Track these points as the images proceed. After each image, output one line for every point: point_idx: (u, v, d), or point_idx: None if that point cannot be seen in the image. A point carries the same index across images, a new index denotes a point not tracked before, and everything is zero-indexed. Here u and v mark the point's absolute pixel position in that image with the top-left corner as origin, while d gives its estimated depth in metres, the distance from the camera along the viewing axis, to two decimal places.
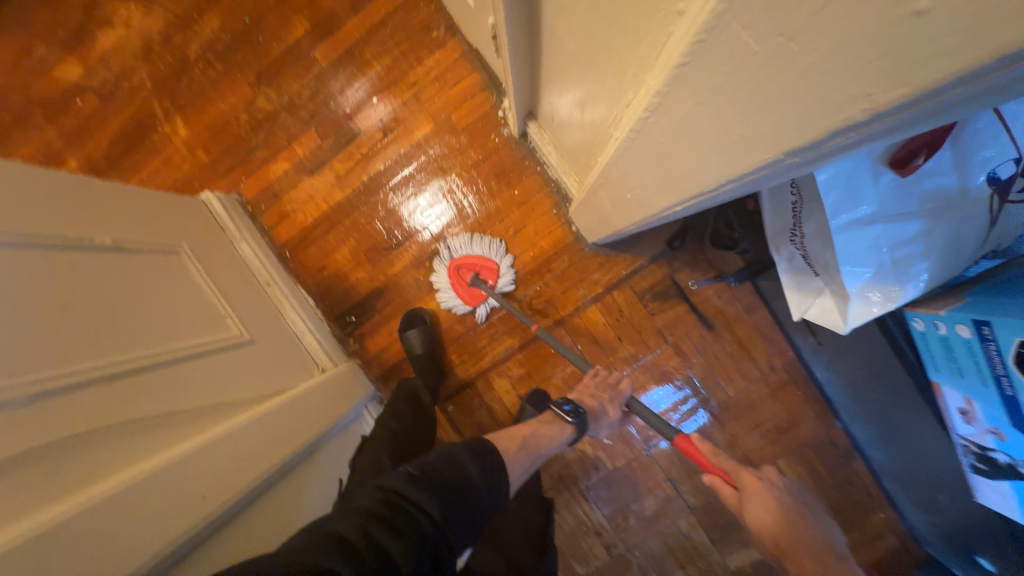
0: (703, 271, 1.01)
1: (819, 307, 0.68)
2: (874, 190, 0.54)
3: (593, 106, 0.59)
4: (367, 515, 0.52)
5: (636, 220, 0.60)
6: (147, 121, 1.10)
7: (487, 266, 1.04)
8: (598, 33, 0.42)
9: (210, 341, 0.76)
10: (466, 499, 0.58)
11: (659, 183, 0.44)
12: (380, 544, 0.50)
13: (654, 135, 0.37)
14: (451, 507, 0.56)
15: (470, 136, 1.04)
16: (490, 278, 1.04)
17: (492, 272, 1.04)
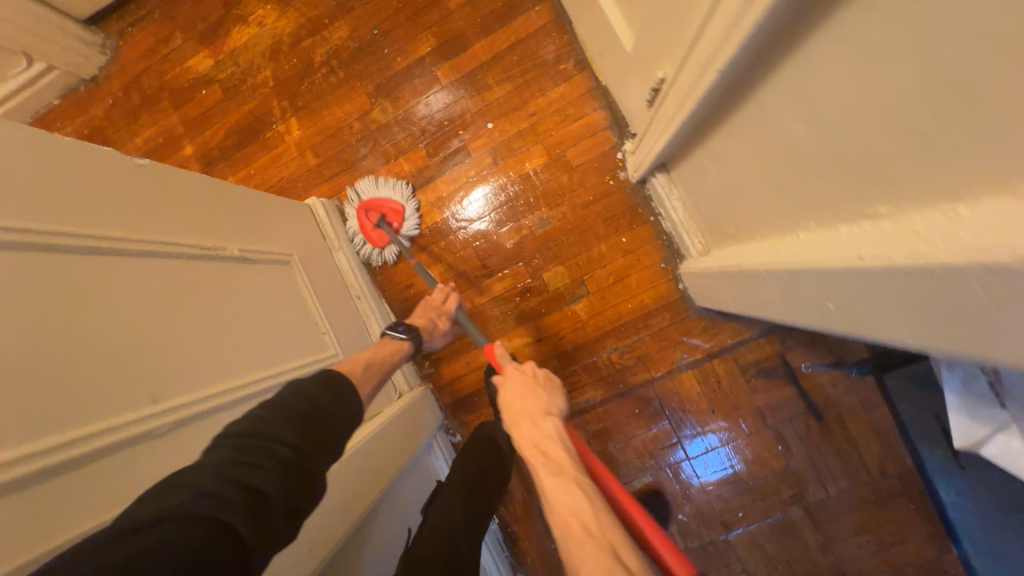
0: (818, 354, 0.92)
1: (998, 444, 0.59)
2: None
3: (783, 193, 0.53)
4: (223, 463, 0.43)
5: (805, 320, 0.54)
6: (264, 119, 1.12)
7: (391, 207, 1.03)
8: (872, 139, 0.36)
9: (313, 362, 0.75)
10: (325, 427, 0.52)
11: (903, 313, 0.38)
12: (252, 488, 0.42)
13: (932, 286, 0.32)
14: (311, 428, 0.51)
15: (582, 175, 1.00)
16: (394, 220, 1.03)
17: (397, 215, 1.03)
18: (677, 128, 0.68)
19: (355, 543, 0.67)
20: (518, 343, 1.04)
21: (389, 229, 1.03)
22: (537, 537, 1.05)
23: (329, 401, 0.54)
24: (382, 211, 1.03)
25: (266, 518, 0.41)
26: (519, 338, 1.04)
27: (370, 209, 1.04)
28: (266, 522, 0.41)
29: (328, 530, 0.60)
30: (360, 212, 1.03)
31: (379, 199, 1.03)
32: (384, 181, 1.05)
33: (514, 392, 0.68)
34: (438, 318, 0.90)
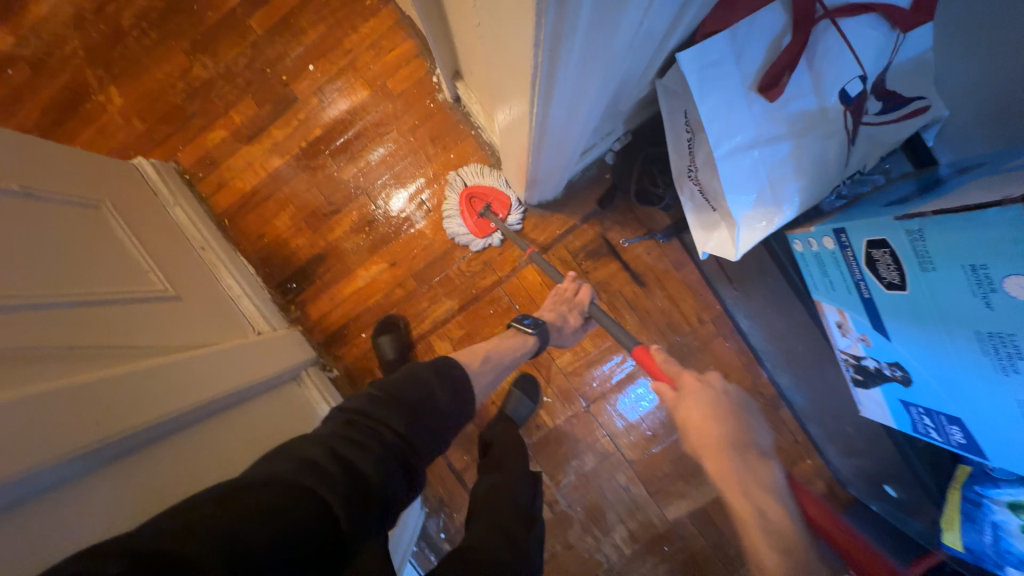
0: (633, 229, 1.05)
1: (716, 239, 0.71)
2: (749, 115, 0.58)
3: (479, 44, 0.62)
4: (332, 437, 0.54)
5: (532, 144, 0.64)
6: (79, 90, 1.10)
7: (498, 199, 1.03)
8: None
9: (127, 290, 0.77)
10: (425, 416, 0.61)
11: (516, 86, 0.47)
12: (353, 466, 0.51)
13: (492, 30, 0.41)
14: (411, 420, 0.59)
15: (405, 102, 1.06)
16: (500, 211, 1.03)
17: (502, 206, 1.03)
18: (431, 22, 0.76)
19: (194, 436, 0.70)
20: (377, 270, 1.10)
21: (497, 219, 1.02)
22: None
23: (441, 394, 0.64)
24: (488, 199, 1.03)
25: (365, 504, 0.49)
26: (378, 265, 1.10)
27: (475, 197, 1.03)
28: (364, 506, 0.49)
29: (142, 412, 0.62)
30: (466, 201, 1.03)
31: (486, 188, 1.03)
32: (487, 170, 1.04)
33: (695, 415, 0.57)
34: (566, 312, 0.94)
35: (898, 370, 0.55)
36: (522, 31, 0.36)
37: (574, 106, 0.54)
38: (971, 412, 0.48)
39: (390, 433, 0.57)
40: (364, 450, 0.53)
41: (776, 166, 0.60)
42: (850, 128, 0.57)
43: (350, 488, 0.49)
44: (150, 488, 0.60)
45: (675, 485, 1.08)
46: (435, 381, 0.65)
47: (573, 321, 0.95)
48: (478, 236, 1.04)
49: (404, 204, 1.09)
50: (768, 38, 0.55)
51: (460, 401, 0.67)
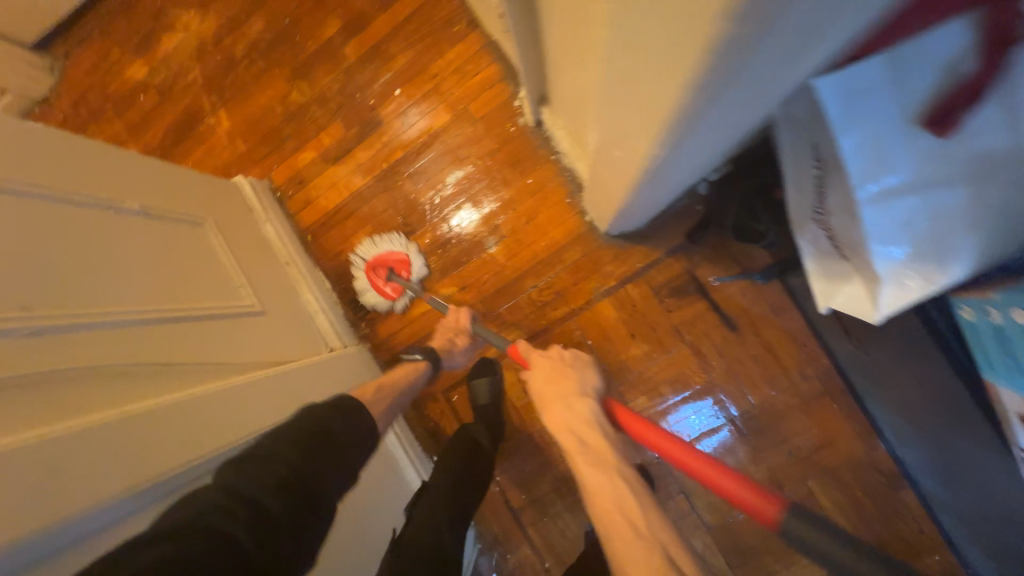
0: (726, 267, 0.94)
1: (847, 294, 0.60)
2: (905, 152, 0.49)
3: (581, 68, 0.57)
4: (231, 478, 0.52)
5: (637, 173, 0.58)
6: (196, 114, 1.21)
7: (397, 259, 1.08)
8: None
9: (221, 306, 0.80)
10: (335, 452, 0.61)
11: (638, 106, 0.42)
12: (260, 503, 0.51)
13: (621, 50, 0.37)
14: (319, 458, 0.59)
15: (486, 126, 1.05)
16: (404, 271, 1.07)
17: (403, 265, 1.07)
18: (524, 50, 0.74)
19: None
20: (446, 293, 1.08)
21: (401, 279, 1.06)
22: None
23: (338, 427, 0.64)
24: (389, 265, 1.08)
25: (273, 535, 0.50)
26: (446, 288, 1.08)
27: (378, 266, 1.09)
28: (271, 542, 0.50)
29: (219, 433, 0.63)
30: (370, 273, 1.08)
31: (383, 254, 1.08)
32: (381, 239, 1.10)
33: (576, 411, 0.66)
34: (454, 338, 0.99)
35: None
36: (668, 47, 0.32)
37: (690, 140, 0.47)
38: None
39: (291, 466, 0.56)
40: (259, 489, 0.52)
41: (943, 217, 0.49)
42: None
43: (255, 530, 0.49)
44: None
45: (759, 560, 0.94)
46: (331, 412, 0.65)
47: (462, 343, 1.01)
48: (394, 299, 1.09)
49: (472, 219, 1.07)
50: (942, 60, 0.44)
51: (362, 425, 0.67)
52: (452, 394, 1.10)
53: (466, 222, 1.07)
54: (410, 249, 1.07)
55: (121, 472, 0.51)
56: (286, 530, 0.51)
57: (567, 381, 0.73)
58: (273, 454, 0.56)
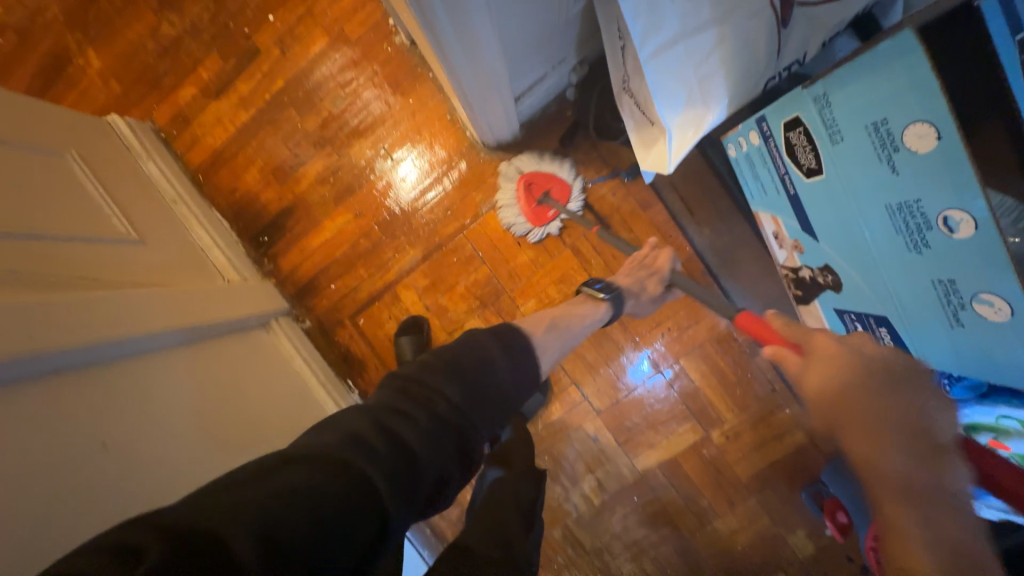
0: (597, 170, 1.00)
1: (653, 155, 0.66)
2: (675, 6, 0.51)
3: None
4: (377, 410, 0.48)
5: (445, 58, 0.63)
6: (62, 55, 1.14)
7: (558, 185, 0.98)
8: None
9: (86, 231, 0.81)
10: (482, 384, 0.55)
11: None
12: (401, 442, 0.45)
13: None
14: (472, 390, 0.53)
15: (364, 48, 1.05)
16: (560, 198, 0.98)
17: (563, 191, 0.98)
18: None
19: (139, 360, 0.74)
20: (344, 220, 1.11)
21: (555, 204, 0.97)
22: None
23: (502, 363, 0.59)
24: (546, 187, 0.98)
25: (413, 490, 0.44)
26: (343, 215, 1.11)
27: (533, 183, 0.99)
28: (413, 490, 0.44)
29: (71, 334, 0.66)
30: (524, 188, 0.98)
31: (543, 175, 0.98)
32: (544, 158, 0.99)
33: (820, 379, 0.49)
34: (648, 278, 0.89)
35: (829, 273, 0.55)
36: None
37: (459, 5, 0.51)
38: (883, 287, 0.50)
39: (445, 402, 0.51)
40: (411, 426, 0.47)
41: (702, 61, 0.55)
42: (779, 10, 0.51)
43: (395, 476, 0.43)
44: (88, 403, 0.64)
45: (644, 436, 1.05)
46: (491, 343, 0.60)
47: (652, 288, 0.90)
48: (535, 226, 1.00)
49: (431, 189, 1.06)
50: None
51: (523, 369, 0.61)
52: (359, 317, 1.14)
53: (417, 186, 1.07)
54: (574, 180, 0.98)
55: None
56: (434, 477, 0.47)
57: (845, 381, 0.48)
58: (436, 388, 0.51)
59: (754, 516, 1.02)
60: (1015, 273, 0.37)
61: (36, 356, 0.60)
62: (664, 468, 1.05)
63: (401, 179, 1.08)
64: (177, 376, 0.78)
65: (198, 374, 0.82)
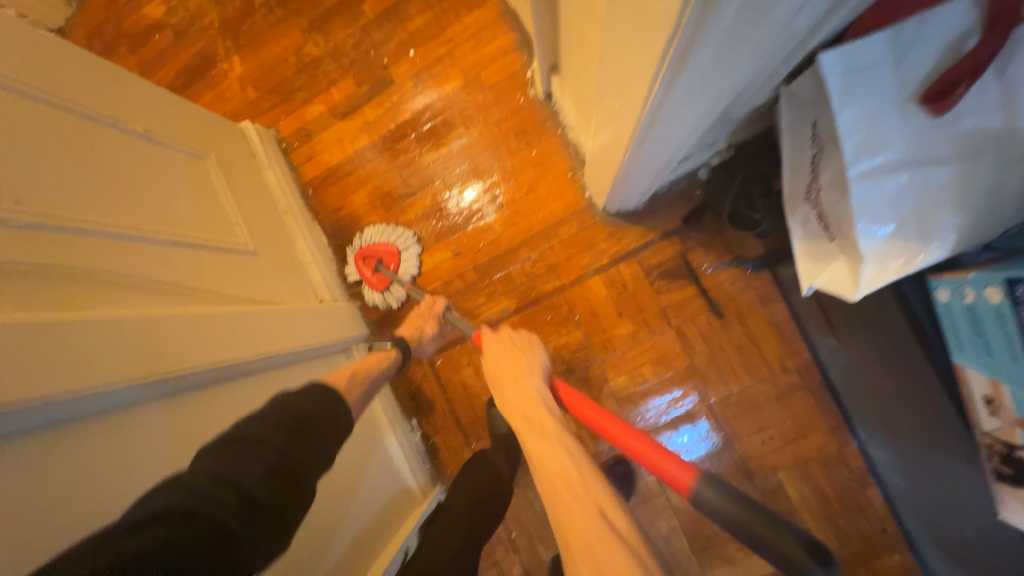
0: (718, 254, 0.95)
1: (829, 274, 0.61)
2: (901, 132, 0.50)
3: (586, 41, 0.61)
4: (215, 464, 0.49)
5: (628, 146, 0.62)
6: (210, 57, 1.21)
7: (389, 252, 1.09)
8: None
9: (216, 240, 0.82)
10: (307, 429, 0.59)
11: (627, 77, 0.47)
12: (246, 489, 0.48)
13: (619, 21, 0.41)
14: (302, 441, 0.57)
15: (496, 95, 1.06)
16: (393, 263, 1.08)
17: (392, 257, 1.08)
18: (540, 14, 0.74)
19: (244, 381, 0.73)
20: (441, 257, 1.09)
21: (389, 270, 1.07)
22: (460, 451, 1.08)
23: (317, 415, 0.62)
24: (378, 255, 1.09)
25: (260, 518, 0.48)
26: (442, 252, 1.09)
27: (367, 256, 1.09)
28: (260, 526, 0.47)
29: (196, 349, 0.64)
30: (358, 261, 1.08)
31: (378, 246, 1.09)
32: (389, 229, 1.10)
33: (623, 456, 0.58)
34: (423, 326, 0.98)
35: None
36: (639, 25, 0.37)
37: (689, 105, 0.48)
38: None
39: (272, 448, 0.53)
40: (251, 475, 0.49)
41: (930, 197, 0.50)
42: None
43: (237, 517, 0.45)
44: (204, 426, 0.63)
45: (721, 547, 0.96)
46: (308, 401, 0.63)
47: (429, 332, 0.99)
48: (379, 292, 1.09)
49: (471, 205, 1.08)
50: (949, 37, 0.46)
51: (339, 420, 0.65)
52: (437, 357, 1.10)
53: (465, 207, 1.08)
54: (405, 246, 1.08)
55: (123, 370, 0.54)
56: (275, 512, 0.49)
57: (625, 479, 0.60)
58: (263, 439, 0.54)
59: None
60: None
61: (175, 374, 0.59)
62: None
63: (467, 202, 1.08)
64: (263, 400, 0.75)
65: (283, 401, 0.79)
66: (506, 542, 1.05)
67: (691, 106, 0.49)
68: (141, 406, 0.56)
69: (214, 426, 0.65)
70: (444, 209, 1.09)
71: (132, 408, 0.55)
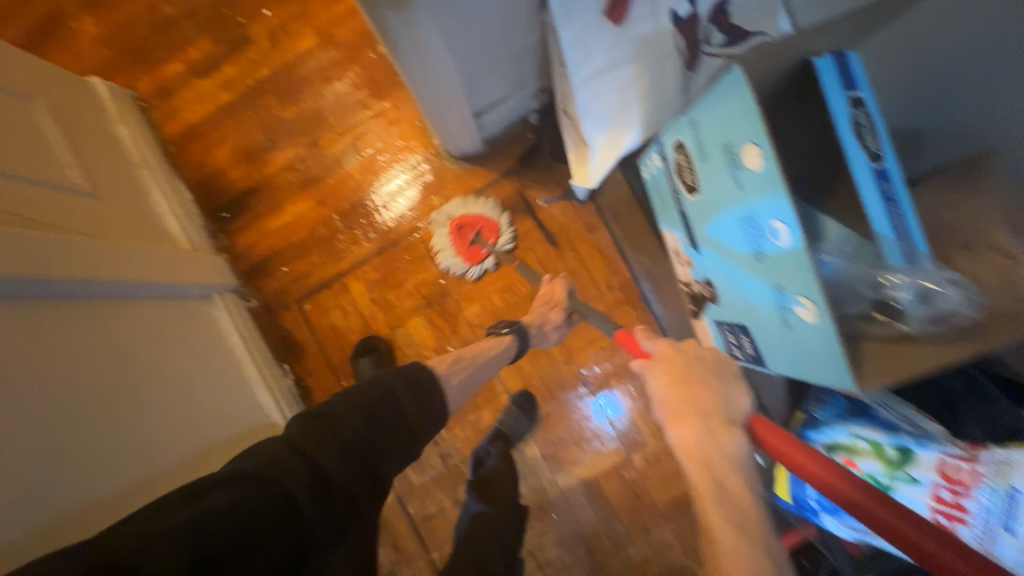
0: (551, 189, 1.07)
1: (582, 171, 0.72)
2: (602, 41, 0.57)
3: None
4: (292, 436, 0.54)
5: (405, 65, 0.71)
6: (59, 17, 1.19)
7: (487, 223, 1.05)
8: None
9: (42, 174, 0.82)
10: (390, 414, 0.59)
11: None
12: (315, 459, 0.52)
13: None
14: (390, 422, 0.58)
15: (349, 52, 1.13)
16: (490, 236, 1.05)
17: (493, 230, 1.05)
18: None
19: (62, 300, 0.74)
20: (306, 207, 1.14)
21: (487, 244, 1.04)
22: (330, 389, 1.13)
23: (406, 398, 0.61)
24: (479, 227, 1.05)
25: (331, 501, 0.51)
26: (307, 202, 1.14)
27: (464, 225, 1.05)
28: (329, 506, 0.51)
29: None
30: (455, 235, 1.05)
31: (474, 217, 1.05)
32: (470, 200, 1.06)
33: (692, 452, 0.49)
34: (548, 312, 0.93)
35: (710, 286, 0.55)
36: None
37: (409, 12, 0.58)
38: (752, 317, 0.49)
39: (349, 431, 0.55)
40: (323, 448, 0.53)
41: (624, 91, 0.62)
42: (686, 55, 0.59)
43: (311, 487, 0.50)
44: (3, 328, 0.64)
45: (567, 452, 1.07)
46: (396, 377, 0.63)
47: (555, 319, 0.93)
48: (472, 264, 1.05)
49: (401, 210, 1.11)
50: None
51: (426, 398, 0.64)
52: (305, 303, 1.15)
53: (399, 206, 1.11)
54: (500, 216, 1.05)
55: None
56: (347, 498, 0.53)
57: (700, 391, 0.51)
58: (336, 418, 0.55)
59: (667, 546, 1.03)
60: (815, 278, 0.37)
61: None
62: (583, 488, 1.06)
63: (393, 195, 1.11)
64: (121, 341, 0.80)
65: (135, 338, 0.82)
66: None
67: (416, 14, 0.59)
68: None
69: (51, 362, 0.67)
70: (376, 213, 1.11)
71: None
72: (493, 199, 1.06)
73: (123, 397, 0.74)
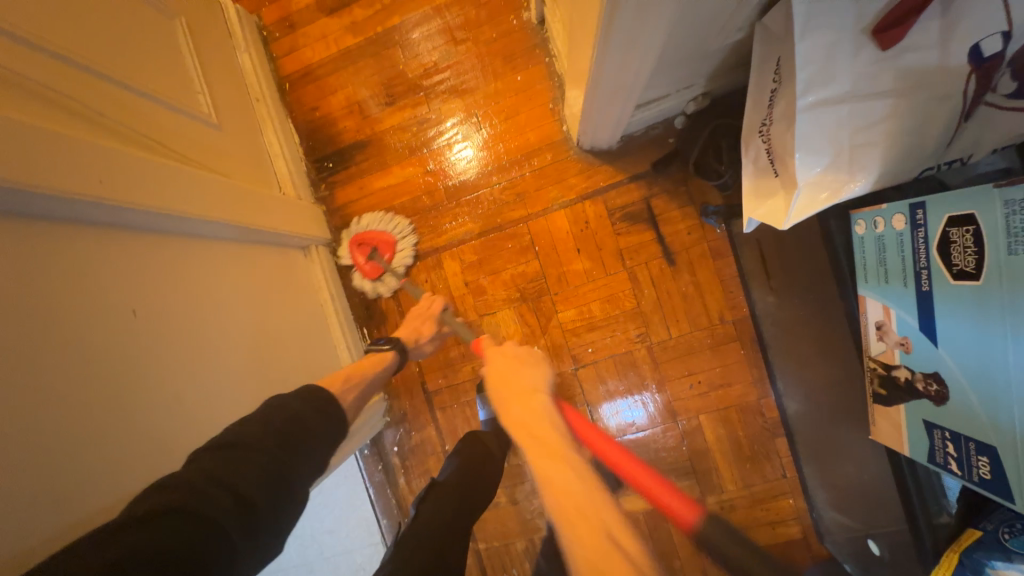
0: (681, 203, 0.98)
1: (768, 206, 0.63)
2: (850, 67, 0.51)
3: None
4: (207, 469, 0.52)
5: (594, 59, 0.63)
6: None
7: (385, 240, 1.07)
8: None
9: (177, 101, 0.79)
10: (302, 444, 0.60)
11: None
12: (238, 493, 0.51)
13: None
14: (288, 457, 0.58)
15: (489, 13, 1.04)
16: (388, 252, 1.07)
17: (389, 247, 1.07)
18: None
19: (180, 235, 0.74)
20: (414, 172, 1.09)
21: (383, 260, 1.07)
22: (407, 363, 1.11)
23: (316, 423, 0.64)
24: (373, 243, 1.07)
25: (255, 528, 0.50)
26: (415, 166, 1.09)
27: (364, 241, 1.08)
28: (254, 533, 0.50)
29: (132, 186, 0.64)
30: (353, 247, 1.08)
31: (372, 233, 1.07)
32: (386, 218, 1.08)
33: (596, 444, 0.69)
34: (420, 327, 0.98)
35: (934, 384, 0.47)
36: None
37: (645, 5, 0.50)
38: (1011, 444, 0.41)
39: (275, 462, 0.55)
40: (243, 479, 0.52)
41: (864, 129, 0.52)
42: (966, 100, 0.48)
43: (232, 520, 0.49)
44: (126, 256, 0.64)
45: None
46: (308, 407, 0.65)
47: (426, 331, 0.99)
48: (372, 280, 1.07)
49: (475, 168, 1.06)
50: None
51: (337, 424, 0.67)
52: None
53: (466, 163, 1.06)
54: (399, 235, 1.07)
55: (43, 177, 0.53)
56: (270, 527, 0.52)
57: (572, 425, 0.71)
58: (241, 444, 0.56)
59: None
60: None
61: (87, 199, 0.58)
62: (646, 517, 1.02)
63: (458, 163, 1.07)
64: (223, 292, 0.79)
65: (242, 287, 0.83)
66: (440, 455, 1.10)
67: (651, 11, 0.51)
68: (56, 223, 0.56)
69: (168, 296, 0.69)
70: (443, 162, 1.07)
71: (45, 220, 0.55)
72: (407, 222, 1.08)
73: (213, 348, 0.73)
